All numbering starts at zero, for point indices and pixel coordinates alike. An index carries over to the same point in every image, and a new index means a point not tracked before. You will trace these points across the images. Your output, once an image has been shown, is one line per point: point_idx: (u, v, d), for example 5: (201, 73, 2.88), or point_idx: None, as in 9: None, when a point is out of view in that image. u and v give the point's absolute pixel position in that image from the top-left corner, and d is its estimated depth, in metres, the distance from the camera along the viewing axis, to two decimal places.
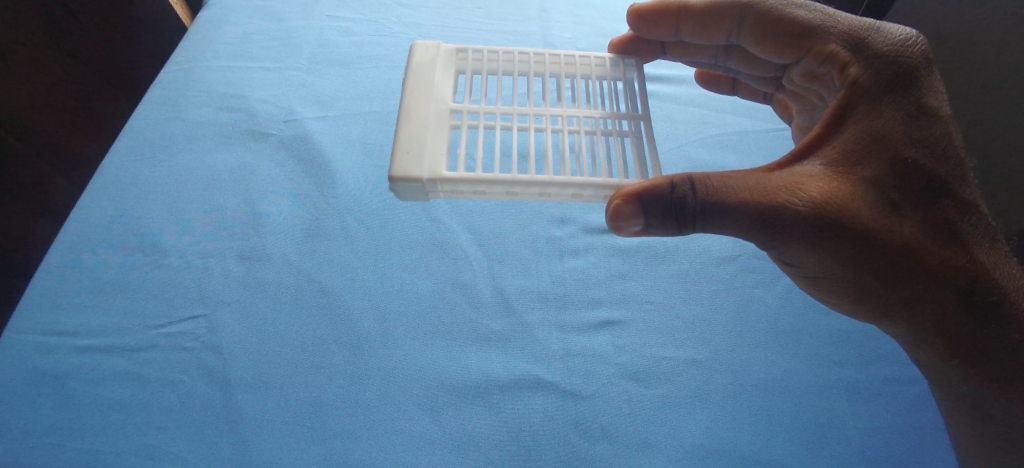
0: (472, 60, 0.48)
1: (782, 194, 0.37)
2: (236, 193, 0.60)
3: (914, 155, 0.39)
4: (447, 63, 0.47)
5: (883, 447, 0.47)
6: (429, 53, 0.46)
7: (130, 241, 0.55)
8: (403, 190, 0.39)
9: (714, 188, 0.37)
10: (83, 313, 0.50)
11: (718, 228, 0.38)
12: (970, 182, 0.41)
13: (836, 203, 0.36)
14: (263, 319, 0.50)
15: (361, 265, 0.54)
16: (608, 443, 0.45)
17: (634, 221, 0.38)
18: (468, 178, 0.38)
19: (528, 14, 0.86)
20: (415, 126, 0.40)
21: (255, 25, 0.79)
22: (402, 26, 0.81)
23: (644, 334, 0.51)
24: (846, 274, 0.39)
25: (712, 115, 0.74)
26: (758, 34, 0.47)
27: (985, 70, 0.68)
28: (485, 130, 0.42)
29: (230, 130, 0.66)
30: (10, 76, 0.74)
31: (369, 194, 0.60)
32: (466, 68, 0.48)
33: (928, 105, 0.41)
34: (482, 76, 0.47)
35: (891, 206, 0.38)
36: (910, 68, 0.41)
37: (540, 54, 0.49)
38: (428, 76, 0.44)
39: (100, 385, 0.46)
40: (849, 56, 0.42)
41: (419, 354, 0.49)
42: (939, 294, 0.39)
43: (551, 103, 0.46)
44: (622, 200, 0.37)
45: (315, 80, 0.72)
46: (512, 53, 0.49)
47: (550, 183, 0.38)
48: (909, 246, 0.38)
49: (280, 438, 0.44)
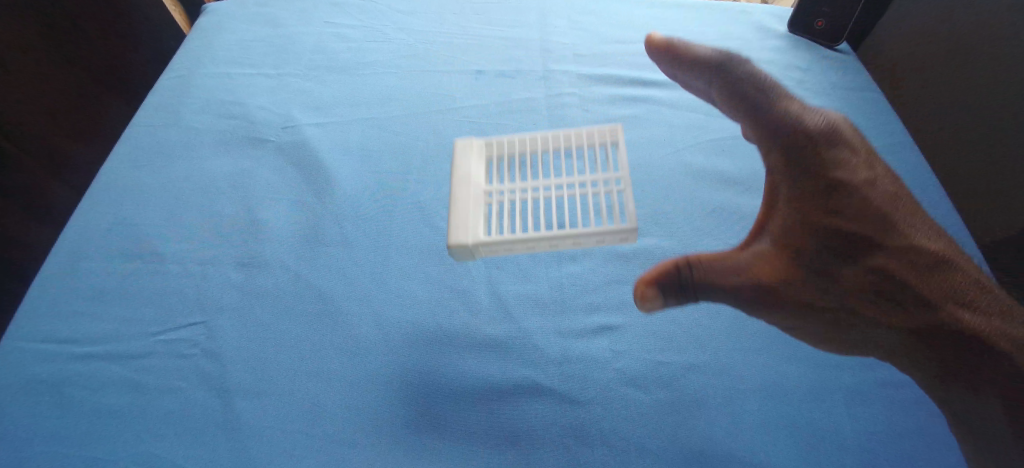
0: (498, 149, 0.55)
1: (731, 274, 0.47)
2: (234, 200, 0.60)
3: (845, 223, 0.45)
4: (478, 157, 0.53)
5: (883, 451, 0.47)
6: (464, 154, 0.53)
7: (128, 249, 0.55)
8: (457, 254, 0.48)
9: (689, 265, 0.47)
10: (83, 320, 0.50)
11: (693, 302, 0.50)
12: (915, 234, 0.46)
13: (774, 280, 0.45)
14: (261, 326, 0.50)
15: (358, 271, 0.54)
16: (606, 449, 0.45)
17: (651, 301, 0.47)
18: (514, 239, 0.46)
19: (527, 20, 0.86)
20: (462, 203, 0.49)
21: (254, 32, 0.80)
22: (400, 32, 0.81)
23: (642, 339, 0.51)
24: (804, 319, 0.47)
25: (709, 119, 0.74)
26: (729, 106, 0.53)
27: (990, 68, 0.66)
28: (519, 202, 0.49)
29: (229, 137, 0.66)
30: (14, 77, 0.80)
31: (367, 200, 0.61)
32: (493, 163, 0.55)
33: (845, 177, 0.47)
34: (504, 154, 0.54)
35: (829, 271, 0.45)
36: (821, 144, 0.48)
37: (551, 174, 0.53)
38: (466, 162, 0.52)
39: (100, 393, 0.46)
40: (789, 127, 0.48)
41: (416, 361, 0.49)
42: (893, 331, 0.44)
43: (564, 173, 0.53)
44: (645, 286, 0.46)
45: (313, 86, 0.73)
46: (527, 137, 0.54)
47: (582, 235, 0.45)
48: (841, 304, 0.45)
49: (279, 445, 0.44)
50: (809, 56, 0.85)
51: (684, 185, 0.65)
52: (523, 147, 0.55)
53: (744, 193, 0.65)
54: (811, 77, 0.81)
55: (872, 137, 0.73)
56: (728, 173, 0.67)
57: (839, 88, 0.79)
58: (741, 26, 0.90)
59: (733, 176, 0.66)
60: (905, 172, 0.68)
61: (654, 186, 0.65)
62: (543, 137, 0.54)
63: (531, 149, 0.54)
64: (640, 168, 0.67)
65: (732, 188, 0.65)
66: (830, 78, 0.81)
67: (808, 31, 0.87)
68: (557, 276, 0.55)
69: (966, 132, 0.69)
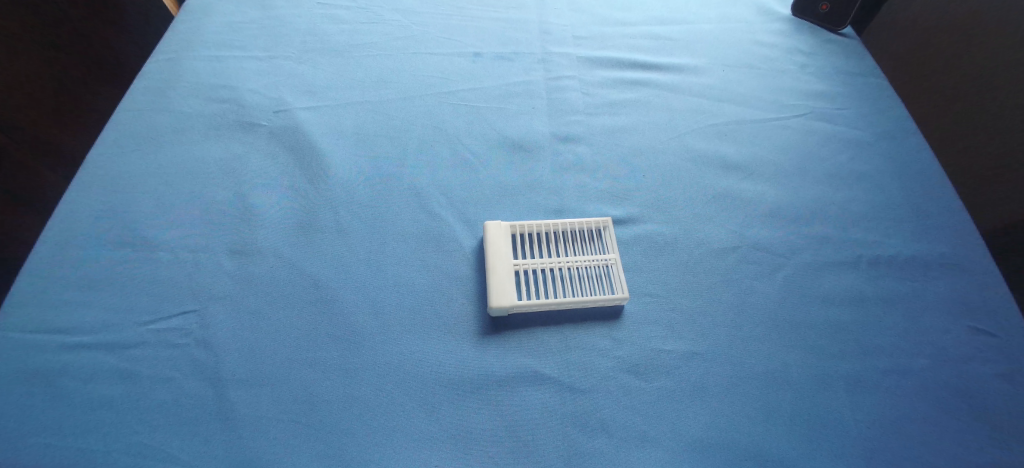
0: (518, 233, 0.55)
1: None
2: (225, 185, 0.58)
3: None
4: (502, 235, 0.54)
5: (886, 438, 0.46)
6: (492, 243, 0.53)
7: (117, 236, 0.53)
8: (499, 317, 0.50)
9: None
10: (72, 308, 0.49)
11: (697, 316, 0.52)
12: None
13: None
14: (255, 314, 0.49)
15: (354, 258, 0.53)
16: (606, 437, 0.45)
17: None
18: (552, 304, 0.50)
19: (524, 2, 0.84)
20: (499, 276, 0.51)
21: (245, 14, 0.78)
22: (395, 13, 0.79)
23: (644, 327, 0.51)
24: None
25: (711, 104, 0.72)
26: None
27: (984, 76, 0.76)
28: (547, 268, 0.52)
29: (219, 121, 0.64)
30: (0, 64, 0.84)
31: (362, 185, 0.59)
32: (512, 229, 0.55)
33: None
34: (525, 227, 0.55)
35: None
36: None
37: (568, 247, 0.55)
38: (496, 239, 0.53)
39: (90, 383, 0.45)
40: None
41: (414, 349, 0.48)
42: None
43: (571, 242, 0.56)
44: None
45: (306, 70, 0.71)
46: (541, 231, 0.56)
47: (603, 301, 0.51)
48: None
49: (274, 436, 0.43)
50: (811, 40, 0.83)
51: (685, 170, 0.64)
52: (539, 225, 0.56)
53: (746, 178, 0.64)
54: (814, 61, 0.80)
55: (874, 122, 0.72)
56: (729, 158, 0.66)
57: (843, 72, 0.78)
58: (742, 9, 0.88)
59: (735, 160, 0.66)
60: (908, 157, 0.67)
61: (654, 171, 0.64)
62: (562, 225, 0.56)
63: (544, 233, 0.56)
64: (640, 154, 0.65)
65: (733, 174, 0.65)
66: (833, 61, 0.80)
67: (811, 13, 0.85)
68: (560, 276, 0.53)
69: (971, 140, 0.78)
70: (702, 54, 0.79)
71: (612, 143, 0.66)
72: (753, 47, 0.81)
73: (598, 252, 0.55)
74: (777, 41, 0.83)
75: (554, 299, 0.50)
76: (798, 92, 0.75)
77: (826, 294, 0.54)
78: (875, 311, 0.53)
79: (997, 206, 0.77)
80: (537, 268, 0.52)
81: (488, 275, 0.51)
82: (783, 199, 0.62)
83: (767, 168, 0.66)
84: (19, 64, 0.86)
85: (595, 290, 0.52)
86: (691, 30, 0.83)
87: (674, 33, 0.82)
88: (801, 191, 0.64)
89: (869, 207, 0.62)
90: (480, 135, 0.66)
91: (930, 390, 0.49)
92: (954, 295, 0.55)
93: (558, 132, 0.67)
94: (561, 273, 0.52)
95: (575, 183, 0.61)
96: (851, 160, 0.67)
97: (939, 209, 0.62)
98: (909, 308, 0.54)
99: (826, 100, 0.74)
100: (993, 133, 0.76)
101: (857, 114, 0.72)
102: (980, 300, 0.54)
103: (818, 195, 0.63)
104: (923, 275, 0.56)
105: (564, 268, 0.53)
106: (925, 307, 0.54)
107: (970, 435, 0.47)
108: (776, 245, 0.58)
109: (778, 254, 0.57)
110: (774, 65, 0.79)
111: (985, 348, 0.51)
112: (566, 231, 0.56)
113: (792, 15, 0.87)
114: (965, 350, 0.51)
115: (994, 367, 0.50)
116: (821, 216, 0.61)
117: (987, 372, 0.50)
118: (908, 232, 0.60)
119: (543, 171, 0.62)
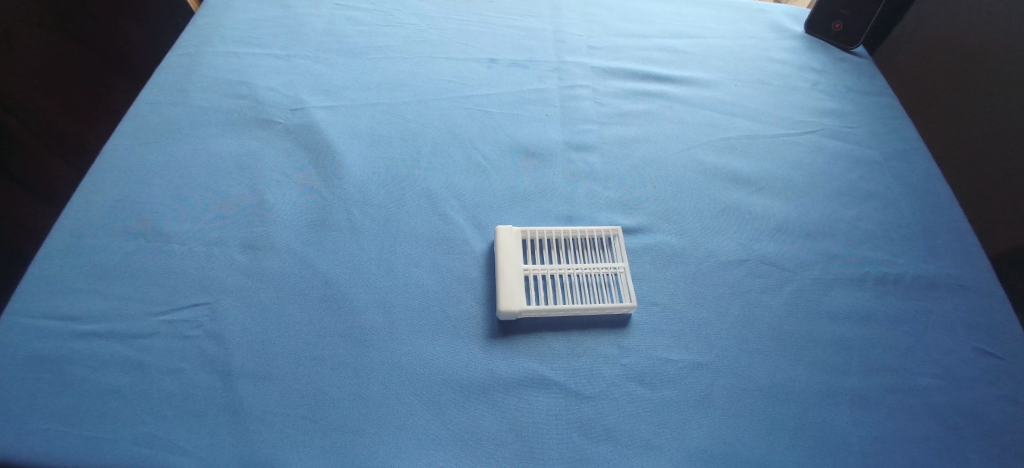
0: (528, 238, 0.56)
1: None
2: (239, 180, 0.59)
3: None
4: (514, 240, 0.54)
5: (890, 456, 0.46)
6: (507, 247, 0.54)
7: (131, 226, 0.54)
8: (506, 320, 0.50)
9: None
10: (85, 297, 0.49)
11: (704, 327, 0.52)
12: None
13: None
14: (265, 309, 0.50)
15: (364, 257, 0.54)
16: (610, 444, 0.45)
17: None
18: (560, 310, 0.50)
19: (539, 10, 0.85)
20: (509, 282, 0.51)
21: (263, 12, 0.79)
22: (412, 17, 0.80)
23: (651, 337, 0.51)
24: None
25: (722, 117, 0.73)
26: None
27: (984, 88, 0.75)
28: (557, 276, 0.53)
29: (236, 117, 0.65)
30: (26, 54, 0.87)
31: (376, 185, 0.60)
32: (523, 233, 0.56)
33: None
34: (536, 232, 0.56)
35: None
36: None
37: (578, 255, 0.55)
38: (508, 245, 0.54)
39: (100, 371, 0.45)
40: None
41: (424, 348, 0.48)
42: None
43: (580, 248, 0.56)
44: None
45: (323, 69, 0.72)
46: (552, 237, 0.56)
47: (611, 310, 0.51)
48: None
49: (280, 430, 0.43)
50: (823, 58, 0.84)
51: (695, 183, 0.65)
52: (551, 230, 0.56)
53: (756, 192, 0.65)
54: (825, 79, 0.80)
55: (884, 141, 0.72)
56: (740, 172, 0.67)
57: (854, 91, 0.79)
58: (755, 25, 0.89)
59: (745, 174, 0.66)
60: (917, 177, 0.68)
61: (664, 182, 0.64)
62: (571, 231, 0.56)
63: (555, 237, 0.56)
64: (651, 164, 0.66)
65: (742, 188, 0.65)
66: (845, 79, 0.80)
67: (823, 32, 0.86)
68: (569, 284, 0.53)
69: (969, 156, 0.76)
70: (714, 67, 0.80)
71: (624, 152, 0.67)
72: (766, 63, 0.82)
73: (607, 261, 0.55)
74: (789, 58, 0.83)
75: (563, 307, 0.50)
76: (809, 109, 0.76)
77: (833, 310, 0.55)
78: (881, 329, 0.54)
79: (982, 225, 0.74)
80: (547, 274, 0.53)
81: (499, 280, 0.51)
82: (792, 215, 0.63)
83: (777, 182, 0.66)
84: (53, 56, 0.91)
85: (603, 298, 0.52)
86: (704, 44, 0.84)
87: (686, 46, 0.83)
88: (810, 207, 0.64)
89: (877, 225, 0.63)
90: (493, 140, 0.66)
91: (934, 410, 0.49)
92: (961, 316, 0.55)
93: (570, 140, 0.68)
94: (569, 282, 0.52)
95: (585, 191, 0.62)
96: (860, 178, 0.68)
97: (946, 230, 0.62)
98: (914, 327, 0.54)
99: (837, 118, 0.75)
100: (994, 154, 0.73)
101: (868, 133, 0.73)
102: (986, 323, 0.55)
103: (827, 212, 0.64)
104: (931, 295, 0.56)
105: (573, 275, 0.53)
106: (931, 327, 0.54)
107: (973, 456, 0.47)
108: (784, 260, 0.58)
109: (785, 268, 0.57)
110: (786, 82, 0.79)
111: (990, 370, 0.52)
112: (575, 238, 0.57)
113: (805, 32, 0.88)
114: (971, 371, 0.51)
115: (999, 389, 0.50)
116: (830, 232, 0.62)
117: (992, 394, 0.50)
118: (916, 252, 0.60)
119: (554, 178, 0.63)
